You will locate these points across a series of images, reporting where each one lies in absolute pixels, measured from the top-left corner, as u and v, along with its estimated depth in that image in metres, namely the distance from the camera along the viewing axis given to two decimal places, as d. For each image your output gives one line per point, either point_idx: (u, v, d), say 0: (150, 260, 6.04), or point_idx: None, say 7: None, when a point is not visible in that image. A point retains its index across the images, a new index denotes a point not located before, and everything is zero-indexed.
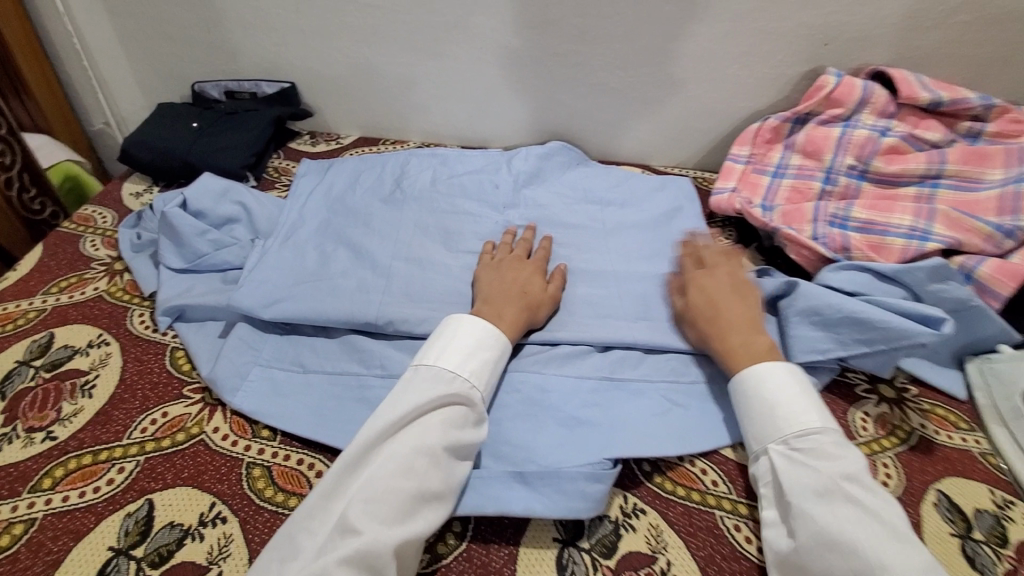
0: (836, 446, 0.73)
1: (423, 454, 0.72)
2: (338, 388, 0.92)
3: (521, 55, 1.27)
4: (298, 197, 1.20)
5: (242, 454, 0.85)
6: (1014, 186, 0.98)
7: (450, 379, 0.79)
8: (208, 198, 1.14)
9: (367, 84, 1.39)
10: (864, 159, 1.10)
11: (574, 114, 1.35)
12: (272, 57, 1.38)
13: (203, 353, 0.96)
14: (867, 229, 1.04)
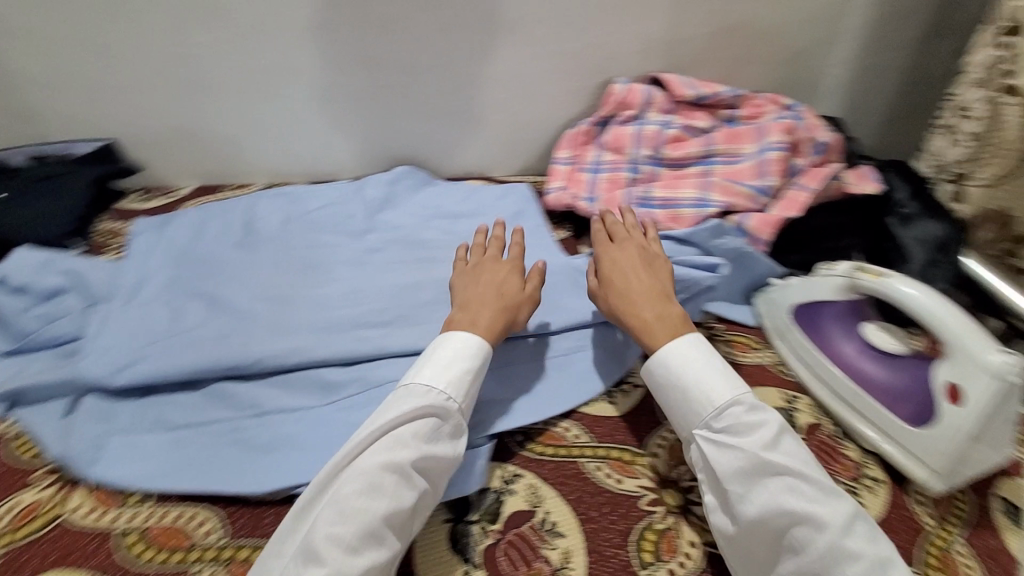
0: (751, 413, 0.79)
1: (386, 482, 0.72)
2: (208, 435, 0.91)
3: (341, 89, 1.26)
4: (138, 256, 1.12)
5: (109, 526, 0.81)
6: (761, 155, 1.21)
7: (426, 397, 0.79)
8: (31, 270, 1.04)
9: (191, 138, 1.30)
10: (657, 149, 1.28)
11: (411, 137, 1.35)
12: (86, 117, 1.24)
13: (49, 436, 0.88)
14: (668, 204, 1.21)
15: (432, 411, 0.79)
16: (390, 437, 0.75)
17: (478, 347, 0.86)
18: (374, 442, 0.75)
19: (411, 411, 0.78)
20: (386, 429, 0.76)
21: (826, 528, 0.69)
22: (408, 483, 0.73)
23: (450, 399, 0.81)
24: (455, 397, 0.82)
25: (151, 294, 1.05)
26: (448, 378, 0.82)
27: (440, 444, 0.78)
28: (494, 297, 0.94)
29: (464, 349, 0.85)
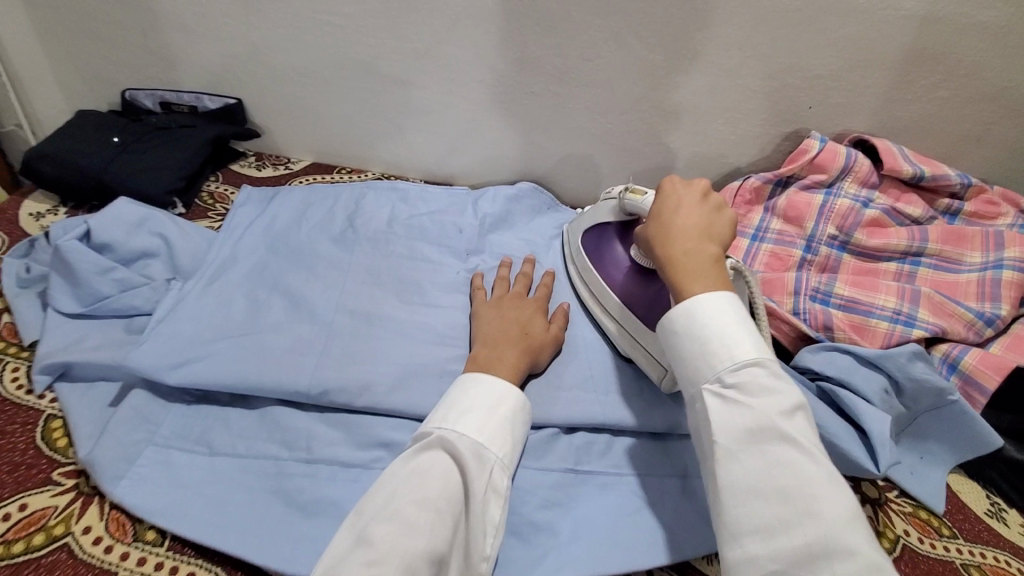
0: (771, 386, 0.42)
1: (794, 476, 0.39)
2: (259, 477, 0.47)
3: (700, 62, 0.72)
4: (320, 200, 0.77)
5: (106, 568, 0.41)
6: (997, 272, 0.65)
7: (737, 367, 0.43)
8: (292, 211, 0.75)
9: (362, 92, 0.82)
10: (847, 231, 0.71)
11: (688, 173, 0.83)
12: (218, 51, 0.79)
13: (81, 424, 0.48)
14: (848, 307, 0.66)
15: (764, 388, 0.41)
16: (747, 407, 0.41)
17: (516, 389, 0.50)
18: (724, 418, 0.42)
19: (430, 446, 0.44)
20: (737, 407, 0.42)
21: (841, 558, 0.36)
22: (825, 491, 0.38)
23: (774, 374, 0.43)
24: (487, 441, 0.46)
25: (440, 188, 0.83)
26: (485, 420, 0.47)
27: (490, 493, 0.45)
28: (694, 228, 0.50)
29: (503, 391, 0.49)
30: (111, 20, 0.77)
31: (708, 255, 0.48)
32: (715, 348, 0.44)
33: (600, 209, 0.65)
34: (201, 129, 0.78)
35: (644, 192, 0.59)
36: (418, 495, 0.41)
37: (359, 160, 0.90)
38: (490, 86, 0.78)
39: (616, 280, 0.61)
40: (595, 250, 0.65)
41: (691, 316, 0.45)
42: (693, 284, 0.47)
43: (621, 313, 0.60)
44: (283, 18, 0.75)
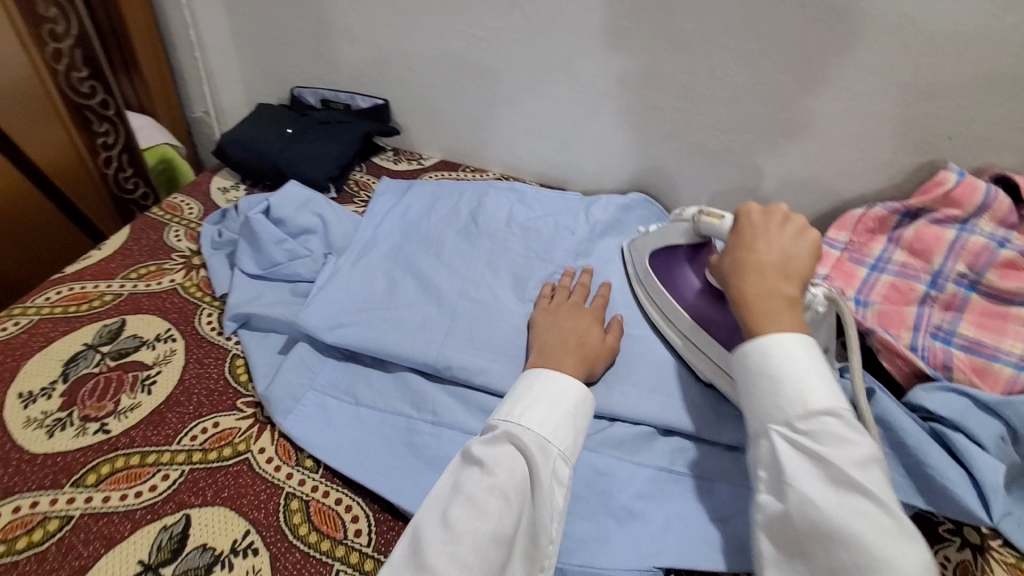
0: (849, 435, 0.43)
1: (816, 439, 0.43)
2: (394, 428, 0.55)
3: (833, 86, 0.72)
4: (448, 194, 0.85)
5: (275, 480, 0.50)
6: None
7: (810, 415, 0.44)
8: (423, 202, 0.84)
9: (494, 97, 0.89)
10: (978, 270, 0.68)
11: (807, 196, 0.82)
12: (373, 56, 0.90)
13: (260, 364, 0.58)
14: (972, 348, 0.65)
15: (840, 435, 0.43)
16: (818, 452, 0.43)
17: (576, 383, 0.51)
18: (796, 461, 0.44)
19: (495, 438, 0.46)
20: (812, 449, 0.43)
21: None
22: (845, 446, 0.43)
23: (850, 425, 0.44)
24: (550, 434, 0.47)
25: (556, 192, 0.88)
26: (547, 417, 0.48)
27: (554, 483, 0.46)
28: (774, 260, 0.52)
29: (563, 386, 0.50)
30: (290, 27, 0.90)
31: (785, 298, 0.51)
32: (791, 393, 0.46)
33: (672, 228, 0.66)
34: (355, 125, 0.90)
35: (722, 216, 0.60)
36: (492, 480, 0.43)
37: (482, 160, 0.98)
38: (613, 99, 0.83)
39: (689, 300, 0.63)
40: (667, 273, 0.67)
41: (761, 357, 0.48)
42: (767, 321, 0.49)
43: (690, 329, 0.62)
44: (433, 31, 0.84)
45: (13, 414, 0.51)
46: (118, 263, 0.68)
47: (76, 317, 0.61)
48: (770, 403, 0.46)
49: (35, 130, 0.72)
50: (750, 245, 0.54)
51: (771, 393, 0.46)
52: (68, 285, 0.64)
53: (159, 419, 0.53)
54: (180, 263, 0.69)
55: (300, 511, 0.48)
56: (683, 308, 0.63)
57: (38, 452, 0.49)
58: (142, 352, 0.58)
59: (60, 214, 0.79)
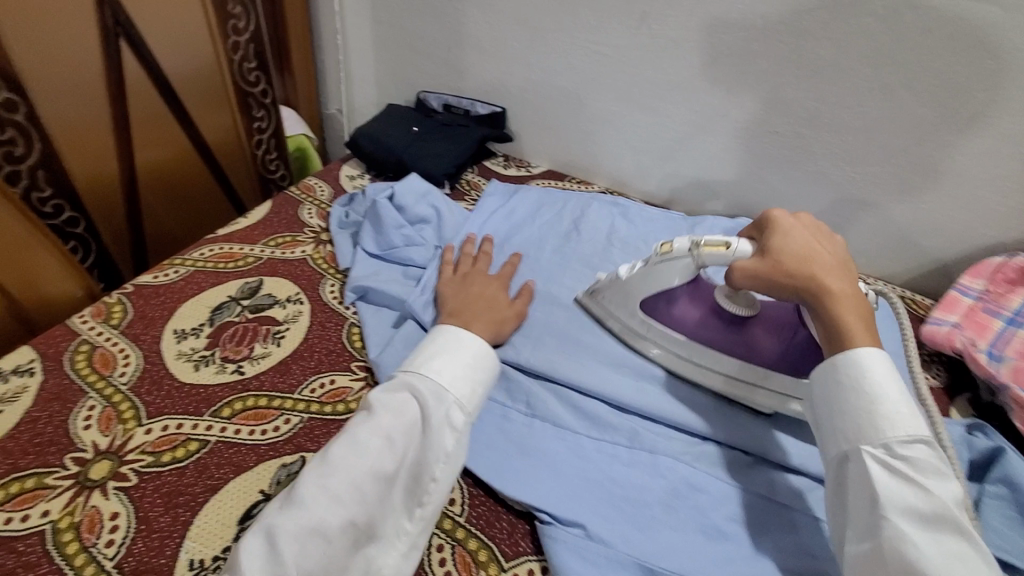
0: (943, 469, 0.43)
1: (911, 466, 0.43)
2: (490, 410, 0.57)
3: (982, 123, 0.67)
4: (554, 201, 0.88)
5: None
6: None
7: (909, 440, 0.44)
8: (530, 206, 0.87)
9: (609, 112, 0.91)
10: None
11: (937, 239, 0.77)
12: (498, 66, 0.95)
13: (374, 335, 0.63)
14: None
15: (936, 467, 0.43)
16: (925, 484, 0.41)
17: (485, 346, 0.54)
18: (891, 483, 0.42)
19: (386, 389, 0.49)
20: (911, 476, 0.42)
21: None
22: (940, 480, 0.42)
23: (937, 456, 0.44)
24: (449, 385, 0.50)
25: (661, 210, 0.88)
26: (445, 369, 0.50)
27: (447, 427, 0.48)
28: (836, 261, 0.53)
29: (465, 340, 0.53)
30: (425, 36, 0.98)
31: (858, 300, 0.51)
32: (886, 417, 0.45)
33: (661, 271, 0.59)
34: (473, 129, 0.95)
35: (728, 243, 0.55)
36: (383, 421, 0.46)
37: (588, 172, 1.00)
38: (733, 121, 0.82)
39: (710, 336, 0.59)
40: (662, 316, 0.61)
41: (857, 373, 0.47)
42: (850, 324, 0.49)
43: (733, 369, 0.58)
44: (558, 45, 0.88)
45: (169, 346, 0.58)
46: (260, 230, 0.76)
47: (224, 272, 0.68)
48: (850, 416, 0.46)
49: (210, 111, 0.82)
50: (811, 253, 0.52)
51: (861, 409, 0.46)
52: (219, 244, 0.72)
53: (285, 369, 0.58)
54: (311, 237, 0.76)
55: None
56: (698, 342, 0.60)
57: (186, 382, 0.55)
58: (275, 309, 0.65)
59: (218, 189, 0.88)
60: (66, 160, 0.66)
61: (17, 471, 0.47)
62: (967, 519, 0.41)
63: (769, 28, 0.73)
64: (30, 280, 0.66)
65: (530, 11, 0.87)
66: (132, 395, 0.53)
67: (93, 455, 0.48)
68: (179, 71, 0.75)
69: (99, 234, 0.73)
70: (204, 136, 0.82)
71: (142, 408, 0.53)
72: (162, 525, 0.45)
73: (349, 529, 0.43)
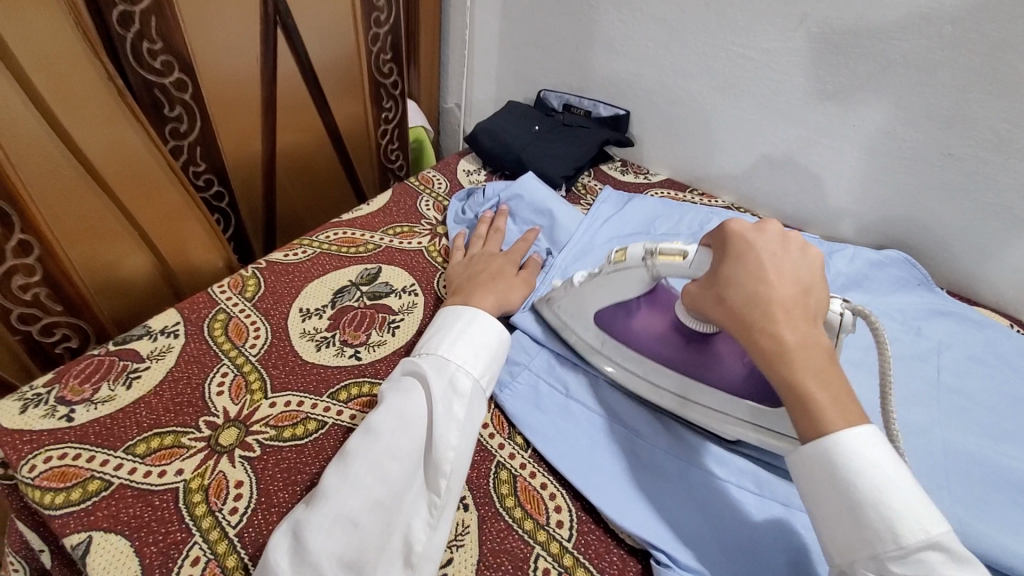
0: (954, 571, 0.35)
1: None
2: (601, 430, 0.54)
3: None
4: (674, 213, 0.83)
5: (488, 446, 0.52)
6: None
7: (907, 554, 0.36)
8: (647, 216, 0.82)
9: (749, 122, 0.84)
10: None
11: None
12: (630, 67, 0.91)
13: None
14: None
15: None
16: None
17: (484, 315, 0.54)
18: None
19: (392, 378, 0.49)
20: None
21: None
22: None
23: (951, 556, 0.36)
24: (450, 355, 0.49)
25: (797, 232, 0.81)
26: (442, 346, 0.50)
27: (453, 394, 0.47)
28: (790, 294, 0.43)
29: (462, 316, 0.53)
30: (554, 33, 0.96)
31: (822, 349, 0.41)
32: (874, 524, 0.37)
33: (616, 282, 0.54)
34: (593, 131, 0.92)
35: (684, 252, 0.50)
36: (390, 404, 0.46)
37: (712, 184, 0.94)
38: (896, 139, 0.74)
39: (668, 356, 0.54)
40: (618, 330, 0.56)
41: (834, 471, 0.38)
42: (814, 383, 0.40)
43: (708, 397, 0.52)
44: (698, 47, 0.83)
45: (294, 323, 0.61)
46: (380, 218, 0.77)
47: (346, 257, 0.70)
48: (831, 523, 0.39)
49: (345, 98, 0.85)
50: (758, 273, 0.44)
51: (842, 513, 0.38)
52: (342, 228, 0.75)
53: (399, 360, 0.59)
54: (427, 229, 0.77)
55: (508, 484, 0.50)
56: (659, 363, 0.54)
57: (308, 361, 0.57)
58: (391, 298, 0.65)
59: (343, 174, 0.91)
60: (220, 138, 0.70)
61: (158, 427, 0.50)
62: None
63: (960, 38, 0.65)
64: (178, 246, 0.67)
65: (673, 11, 0.82)
66: (260, 367, 0.56)
67: (223, 421, 0.51)
68: (324, 61, 0.78)
69: (238, 208, 0.77)
70: (338, 122, 0.86)
71: (268, 381, 0.55)
72: (279, 501, 0.46)
73: (377, 511, 0.41)
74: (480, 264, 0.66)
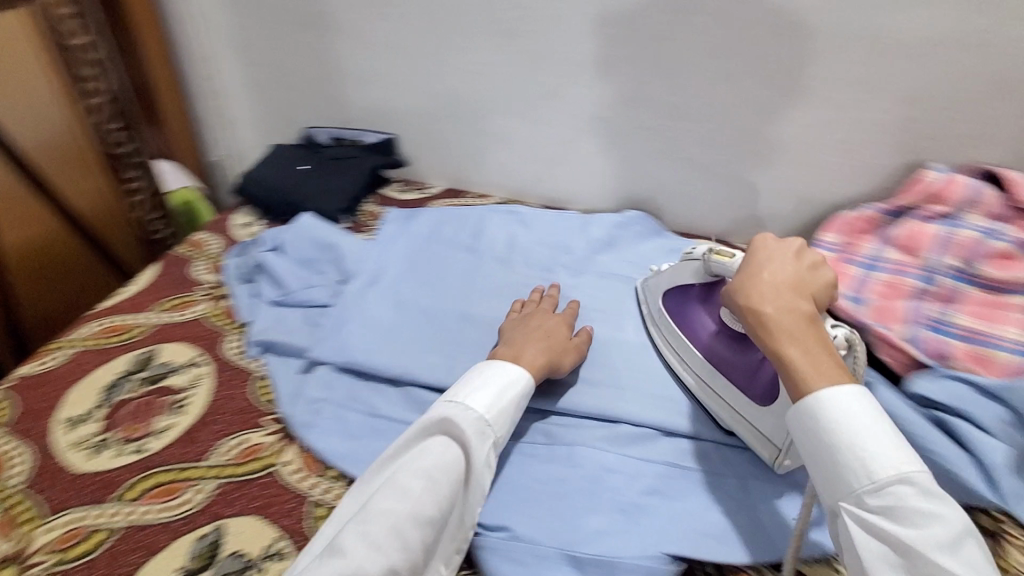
0: (930, 507, 0.41)
1: (892, 518, 0.42)
2: (412, 439, 0.59)
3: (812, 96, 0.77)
4: (452, 219, 0.90)
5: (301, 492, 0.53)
6: None
7: (880, 488, 0.43)
8: (429, 227, 0.88)
9: (496, 126, 0.94)
10: (971, 264, 0.71)
11: (801, 203, 0.86)
12: (381, 91, 0.95)
13: (283, 388, 0.62)
14: (963, 337, 0.66)
15: (915, 509, 0.42)
16: (902, 531, 0.41)
17: (508, 366, 0.58)
18: (866, 538, 0.43)
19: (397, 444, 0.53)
20: (885, 527, 0.42)
21: None
22: (933, 522, 0.41)
23: (924, 494, 0.42)
24: (479, 409, 0.54)
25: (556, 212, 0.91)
26: (468, 401, 0.54)
27: (478, 450, 0.53)
28: (786, 283, 0.52)
29: (476, 380, 0.57)
30: (306, 71, 0.97)
31: (800, 316, 0.50)
32: (853, 466, 0.44)
33: (683, 268, 0.67)
34: (364, 159, 0.95)
35: (732, 253, 0.60)
36: (429, 468, 0.50)
37: (486, 187, 1.02)
38: (608, 118, 0.88)
39: (708, 348, 0.64)
40: (680, 315, 0.67)
41: (821, 423, 0.46)
42: (789, 347, 0.49)
43: (693, 359, 0.64)
44: (438, 67, 0.91)
45: (62, 439, 0.56)
46: (148, 296, 0.72)
47: (112, 348, 0.65)
48: (822, 471, 0.46)
49: (77, 175, 0.89)
50: (765, 249, 0.55)
51: (827, 455, 0.46)
52: (104, 317, 0.69)
53: (193, 436, 0.57)
54: (206, 295, 0.74)
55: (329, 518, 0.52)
56: (698, 351, 0.64)
57: (84, 472, 0.54)
58: (174, 376, 0.62)
59: (91, 251, 0.93)
60: None
61: None
62: (960, 564, 0.40)
63: (623, 31, 0.79)
64: None
65: (409, 40, 0.89)
66: (29, 495, 0.52)
67: None
68: (34, 140, 0.83)
69: None
70: (72, 201, 0.89)
71: (41, 507, 0.52)
72: None
73: None
74: (534, 317, 0.68)
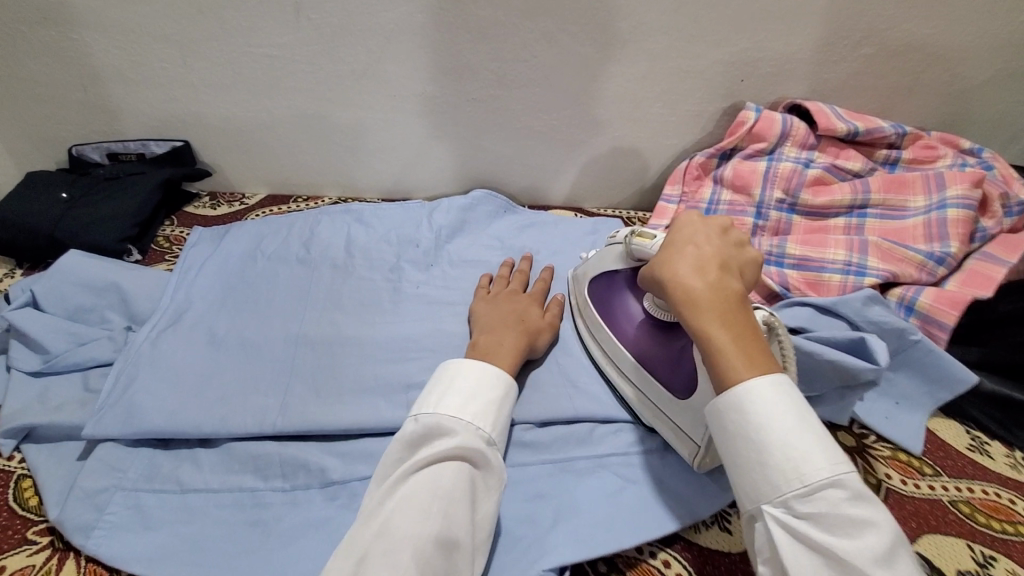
0: (828, 448, 0.38)
1: (797, 466, 0.38)
2: (235, 507, 0.49)
3: (632, 49, 0.74)
4: (272, 227, 0.75)
5: None
6: (937, 212, 0.67)
7: (790, 436, 0.39)
8: (246, 240, 0.73)
9: (306, 116, 0.81)
10: (795, 195, 0.74)
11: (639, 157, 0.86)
12: (154, 92, 0.78)
13: (55, 482, 0.50)
14: (799, 266, 0.69)
15: (824, 455, 0.38)
16: (804, 481, 0.37)
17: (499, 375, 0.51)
18: (776, 495, 0.38)
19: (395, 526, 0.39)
20: (794, 479, 0.38)
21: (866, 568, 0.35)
22: (832, 469, 0.38)
23: (827, 438, 0.39)
24: (466, 416, 0.47)
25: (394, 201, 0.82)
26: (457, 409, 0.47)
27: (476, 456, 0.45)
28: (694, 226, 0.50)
29: (475, 377, 0.50)
30: (44, 77, 0.76)
31: (731, 295, 0.44)
32: (760, 416, 0.40)
33: (608, 252, 0.63)
34: (149, 174, 0.79)
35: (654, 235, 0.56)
36: (439, 494, 0.41)
37: (315, 186, 0.90)
38: (431, 97, 0.79)
39: (622, 332, 0.60)
40: (608, 306, 0.63)
41: (730, 372, 0.41)
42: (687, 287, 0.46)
43: (625, 361, 0.59)
44: (216, 56, 0.74)
45: None
46: None
47: None
48: (739, 468, 0.41)
49: None
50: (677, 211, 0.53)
51: (735, 405, 0.41)
52: None
53: None
54: None
55: None
56: (613, 335, 0.61)
57: None
58: None
59: None
60: None
61: None
62: (866, 507, 0.36)
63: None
64: None
65: (168, 25, 0.72)
66: None
67: None
68: None
69: None
70: None
71: None
72: None
73: None
74: (498, 304, 0.64)
